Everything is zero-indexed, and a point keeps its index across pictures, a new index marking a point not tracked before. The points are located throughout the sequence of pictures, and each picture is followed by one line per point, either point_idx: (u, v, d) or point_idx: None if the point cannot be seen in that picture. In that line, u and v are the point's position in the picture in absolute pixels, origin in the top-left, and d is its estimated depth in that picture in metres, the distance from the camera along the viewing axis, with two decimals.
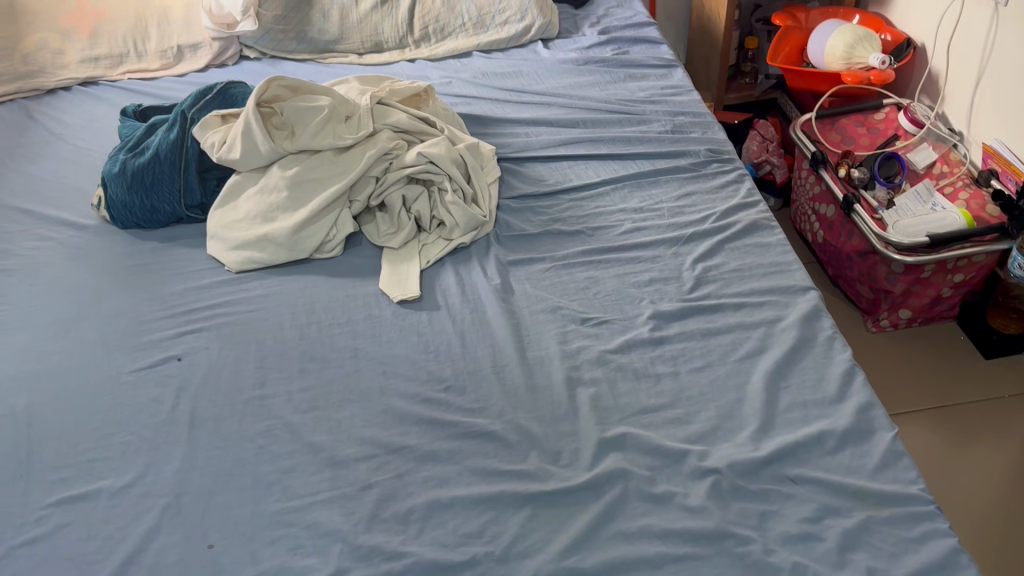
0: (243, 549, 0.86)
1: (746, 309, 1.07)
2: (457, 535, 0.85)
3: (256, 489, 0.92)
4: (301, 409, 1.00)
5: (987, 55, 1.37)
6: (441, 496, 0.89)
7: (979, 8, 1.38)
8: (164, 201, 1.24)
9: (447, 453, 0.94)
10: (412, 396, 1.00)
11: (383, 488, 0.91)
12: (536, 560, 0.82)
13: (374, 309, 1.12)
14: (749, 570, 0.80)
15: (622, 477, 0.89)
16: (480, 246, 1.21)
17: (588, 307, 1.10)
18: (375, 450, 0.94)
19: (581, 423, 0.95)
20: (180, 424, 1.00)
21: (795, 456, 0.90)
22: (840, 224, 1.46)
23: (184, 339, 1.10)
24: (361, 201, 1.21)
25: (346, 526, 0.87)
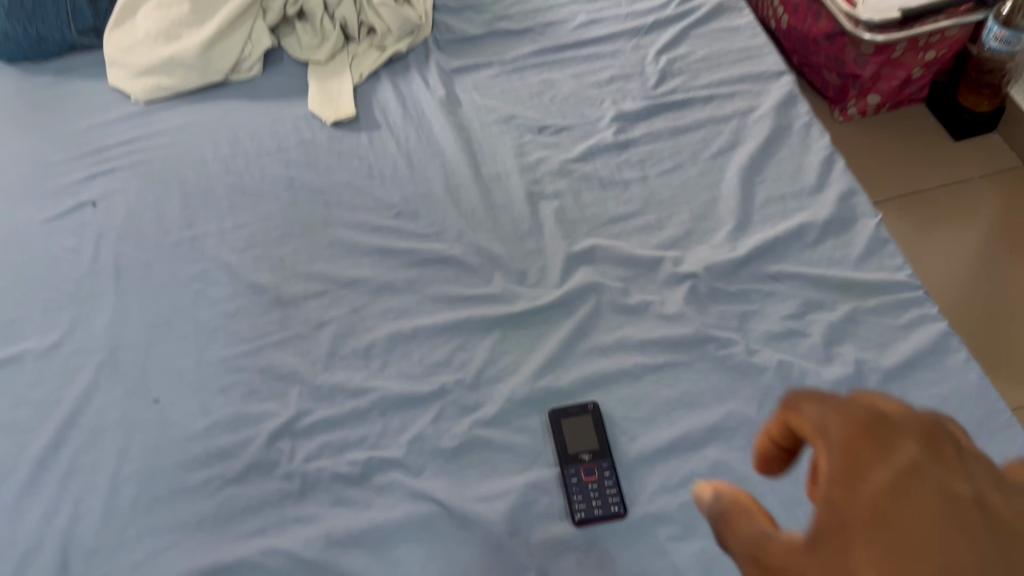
0: (193, 401, 0.80)
1: (717, 101, 0.98)
2: (424, 366, 0.80)
3: (198, 337, 0.84)
4: (238, 248, 0.91)
5: None
6: (403, 328, 0.82)
7: None
8: (51, 27, 1.08)
9: (404, 282, 0.86)
10: (359, 225, 0.91)
11: (339, 325, 0.83)
12: (510, 383, 0.78)
13: (306, 133, 1.00)
14: (733, 373, 0.76)
15: (595, 291, 0.83)
16: (418, 53, 1.08)
17: (545, 113, 1.00)
18: (325, 285, 0.86)
19: (547, 238, 0.88)
20: (104, 275, 0.91)
21: (775, 252, 0.85)
22: (806, 6, 1.34)
23: (96, 182, 0.99)
24: (276, 10, 1.06)
25: (303, 367, 0.81)
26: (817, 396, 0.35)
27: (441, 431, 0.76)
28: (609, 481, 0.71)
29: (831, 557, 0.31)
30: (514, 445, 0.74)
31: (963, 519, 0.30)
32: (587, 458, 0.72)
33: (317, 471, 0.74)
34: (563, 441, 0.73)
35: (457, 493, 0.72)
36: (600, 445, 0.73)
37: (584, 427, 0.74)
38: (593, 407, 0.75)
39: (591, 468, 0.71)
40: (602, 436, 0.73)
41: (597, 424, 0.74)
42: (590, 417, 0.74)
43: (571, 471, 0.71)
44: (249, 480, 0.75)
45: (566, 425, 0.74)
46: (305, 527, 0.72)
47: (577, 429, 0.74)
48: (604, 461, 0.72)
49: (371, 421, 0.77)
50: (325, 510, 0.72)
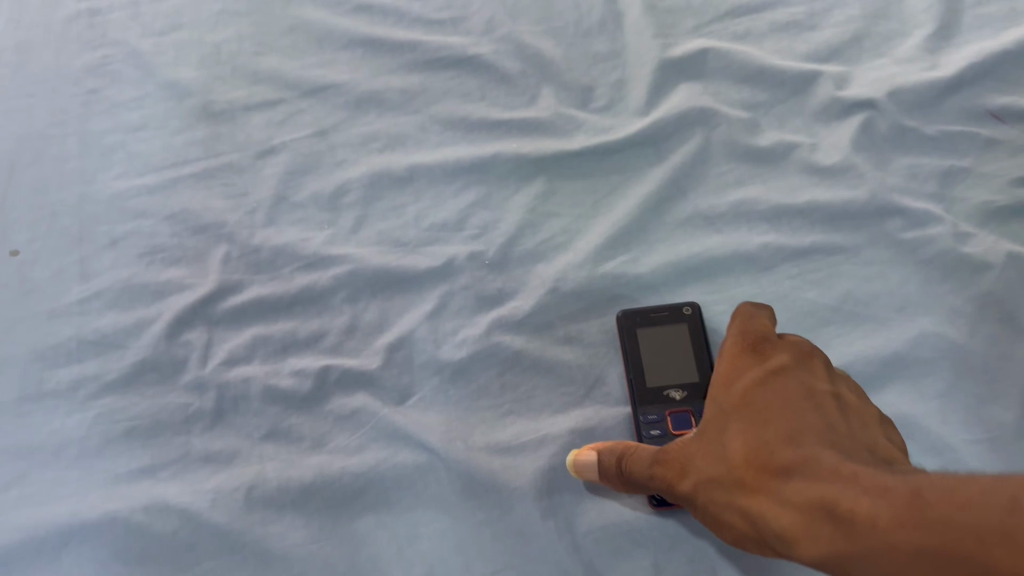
0: (68, 258, 0.52)
1: None
2: (422, 228, 0.51)
3: (86, 161, 0.55)
4: (153, 31, 0.60)
5: None
6: (394, 165, 0.53)
7: None
8: None
9: (399, 94, 0.55)
10: (336, 2, 0.59)
11: (295, 155, 0.54)
12: (558, 263, 0.49)
13: None
14: (928, 271, 0.46)
15: (703, 123, 0.52)
16: None
17: None
18: (279, 93, 0.56)
19: (627, 34, 0.56)
20: None
21: (1001, 73, 0.52)
22: None
23: None
24: None
25: (234, 217, 0.52)
26: (746, 314, 0.42)
27: (441, 333, 0.48)
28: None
29: (713, 431, 0.38)
30: (559, 365, 0.46)
31: (816, 401, 0.36)
32: (678, 399, 0.44)
33: (241, 382, 0.47)
34: (640, 369, 0.45)
35: (460, 436, 0.45)
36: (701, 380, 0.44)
37: (677, 350, 0.45)
38: (695, 315, 0.45)
39: (684, 418, 0.43)
40: (703, 364, 0.45)
41: (698, 344, 0.45)
42: (688, 332, 0.45)
43: (652, 420, 0.43)
44: (139, 390, 0.47)
45: (649, 341, 0.45)
46: (216, 472, 0.45)
47: (664, 351, 0.45)
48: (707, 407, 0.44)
49: (334, 308, 0.49)
50: (250, 446, 0.45)
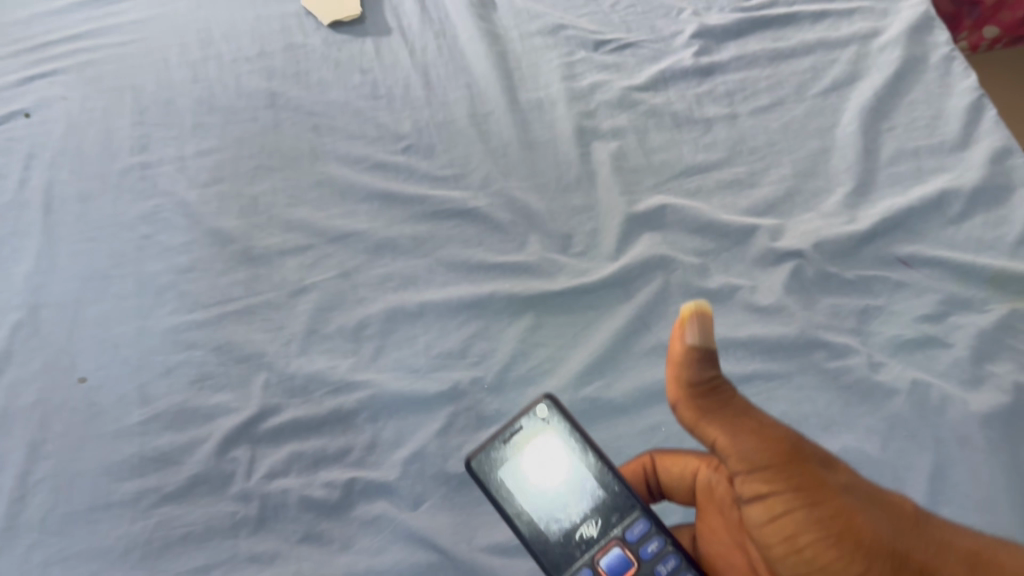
0: (128, 383, 0.61)
1: (829, 21, 0.76)
2: (431, 356, 0.61)
3: (142, 297, 0.65)
4: (199, 183, 0.70)
5: None
6: (406, 302, 0.63)
7: None
8: None
9: (410, 240, 0.66)
10: (357, 161, 0.71)
11: (323, 293, 0.64)
12: (544, 387, 0.59)
13: (297, 38, 0.78)
14: (848, 395, 0.56)
15: (663, 268, 0.63)
16: None
17: (603, 25, 0.77)
18: (308, 239, 0.67)
19: (599, 192, 0.67)
20: (33, 207, 0.71)
21: (905, 227, 0.64)
22: None
23: (32, 87, 0.79)
24: None
25: (272, 347, 0.62)
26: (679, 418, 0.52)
27: (448, 449, 0.57)
28: (663, 561, 0.46)
29: None
30: None
31: None
32: (584, 519, 0.47)
33: (281, 492, 0.56)
34: (519, 497, 0.48)
35: (465, 538, 0.54)
36: (614, 489, 0.48)
37: (558, 455, 0.49)
38: (564, 417, 0.50)
39: (615, 549, 0.47)
40: (599, 469, 0.48)
41: (587, 445, 0.49)
42: (564, 433, 0.49)
43: (574, 562, 0.46)
44: (193, 499, 0.56)
45: (522, 459, 0.49)
46: (260, 570, 0.53)
47: (543, 464, 0.49)
48: (636, 520, 0.47)
49: (357, 428, 0.58)
50: (289, 548, 0.54)
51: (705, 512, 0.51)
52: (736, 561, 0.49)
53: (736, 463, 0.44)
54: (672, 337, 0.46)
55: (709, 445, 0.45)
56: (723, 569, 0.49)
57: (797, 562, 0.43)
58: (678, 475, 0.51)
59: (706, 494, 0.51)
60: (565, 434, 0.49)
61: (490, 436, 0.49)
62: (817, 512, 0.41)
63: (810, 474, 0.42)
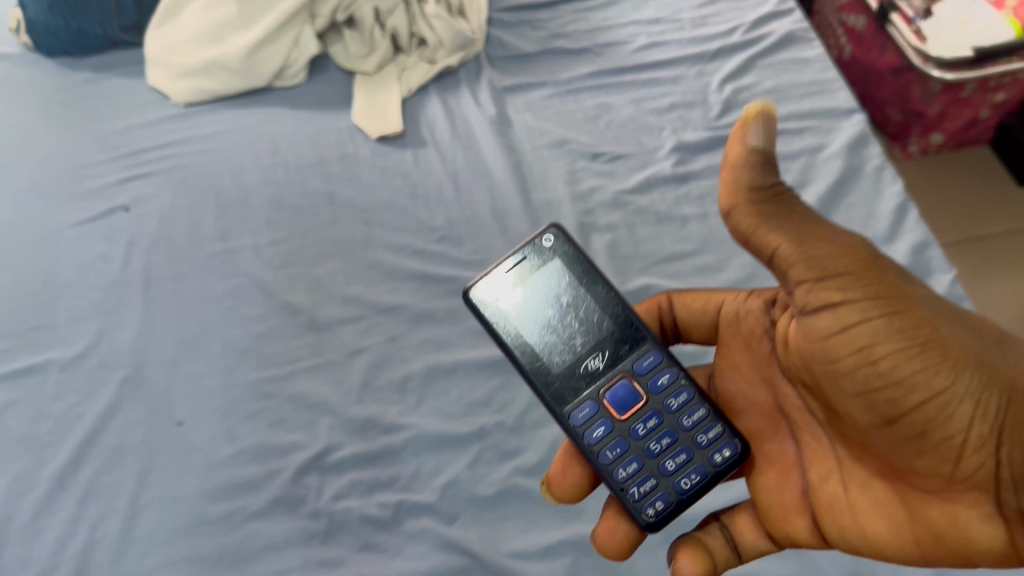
0: (218, 426, 0.76)
1: (784, 137, 0.93)
2: (463, 404, 0.76)
3: (228, 357, 0.80)
4: (272, 266, 0.86)
5: None
6: (442, 361, 0.78)
7: None
8: (92, 22, 1.02)
9: (445, 313, 0.82)
10: (401, 249, 0.87)
11: (375, 354, 0.80)
12: (555, 428, 0.74)
13: (349, 147, 0.95)
14: None
15: None
16: (470, 69, 1.02)
17: (600, 139, 0.94)
18: (362, 312, 0.83)
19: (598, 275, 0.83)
20: (132, 284, 0.86)
21: None
22: (872, 37, 1.28)
23: (129, 186, 0.93)
24: (326, 17, 0.99)
25: (335, 397, 0.77)
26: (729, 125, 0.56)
27: (478, 477, 0.72)
28: (670, 390, 0.57)
29: None
30: None
31: None
32: (587, 344, 0.58)
33: (345, 510, 0.70)
34: (525, 326, 0.58)
35: (491, 546, 0.68)
36: (616, 314, 0.58)
37: (561, 288, 0.59)
38: (565, 249, 0.60)
39: (623, 378, 0.57)
40: (601, 295, 0.59)
41: (586, 275, 0.59)
42: (566, 266, 0.60)
43: (586, 390, 0.57)
44: (273, 517, 0.70)
45: (526, 291, 0.59)
46: (329, 572, 0.67)
47: (545, 296, 0.59)
48: (637, 349, 0.58)
49: (404, 460, 0.73)
50: (351, 554, 0.68)
51: (729, 349, 0.61)
52: (762, 398, 0.58)
53: (806, 272, 0.47)
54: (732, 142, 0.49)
55: (769, 252, 0.49)
56: (744, 407, 0.59)
57: (866, 371, 0.45)
58: (693, 312, 0.64)
59: (733, 331, 0.61)
60: (566, 270, 0.60)
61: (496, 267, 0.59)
62: (898, 322, 0.45)
63: (887, 282, 0.46)
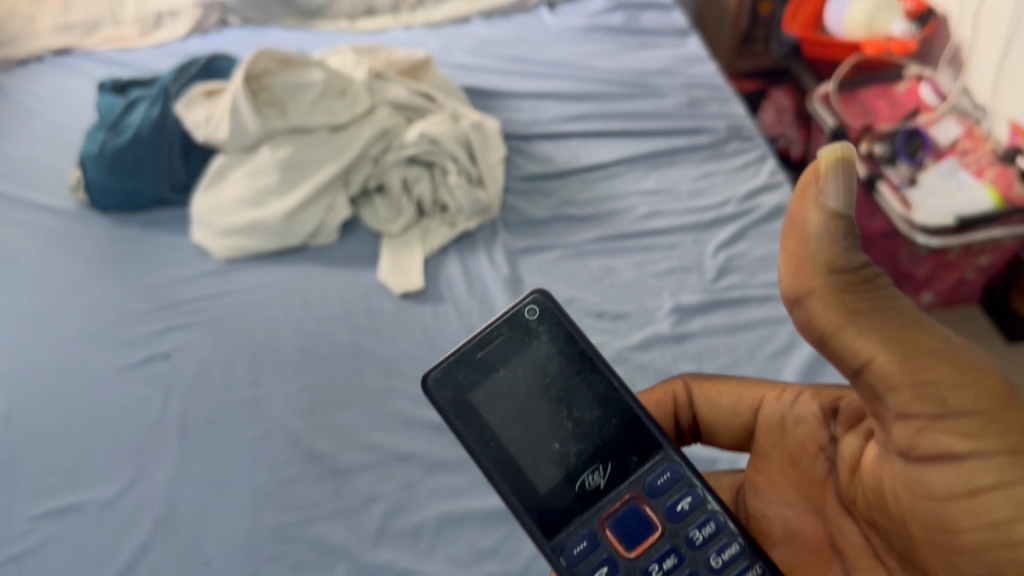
0: (242, 567, 0.81)
1: (774, 302, 1.01)
2: (472, 551, 0.81)
3: (253, 500, 0.85)
4: (299, 412, 0.93)
5: (1010, 40, 1.27)
6: (454, 509, 0.84)
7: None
8: (147, 183, 1.14)
9: (457, 461, 0.88)
10: (418, 398, 0.94)
11: (391, 500, 0.85)
12: None
13: (375, 302, 1.04)
14: None
15: None
16: (487, 232, 1.12)
17: (604, 299, 1.02)
18: (381, 458, 0.88)
19: None
20: (169, 428, 0.92)
21: None
22: (862, 203, 1.37)
23: (171, 335, 1.01)
24: (358, 184, 1.11)
25: (352, 542, 0.82)
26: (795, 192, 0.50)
27: None
28: (692, 517, 0.53)
29: None
30: None
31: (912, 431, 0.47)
32: (579, 444, 0.55)
33: None
34: (505, 419, 0.55)
35: None
36: (612, 411, 0.55)
37: (546, 373, 0.56)
38: (553, 328, 0.56)
39: (632, 500, 0.54)
40: (596, 384, 0.55)
41: (575, 359, 0.56)
42: (553, 346, 0.56)
43: (587, 515, 0.53)
44: None
45: (506, 374, 0.55)
46: None
47: (529, 383, 0.55)
48: (637, 454, 0.55)
49: None
50: None
51: (770, 461, 0.58)
52: (811, 530, 0.54)
53: (918, 406, 0.42)
54: (804, 204, 0.47)
55: (860, 362, 0.44)
56: (784, 532, 0.55)
57: (988, 530, 0.40)
58: (723, 409, 0.62)
59: (774, 440, 0.58)
60: (552, 351, 0.56)
61: (472, 340, 0.55)
62: None
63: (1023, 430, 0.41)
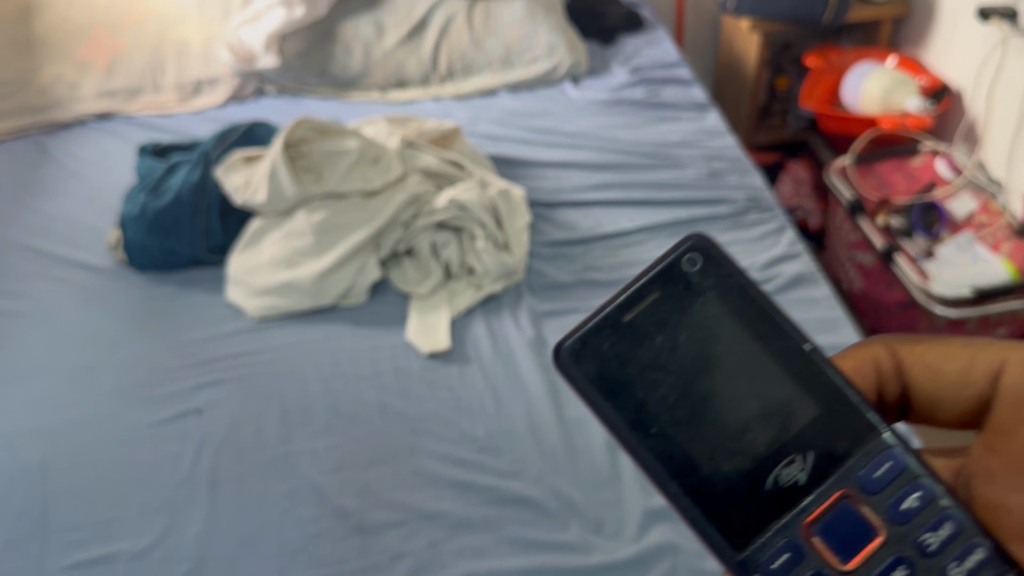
0: None
1: None
2: None
3: (281, 556, 0.86)
4: (327, 468, 0.95)
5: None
6: (479, 568, 0.84)
7: (1014, 73, 1.32)
8: (184, 244, 1.18)
9: (482, 520, 0.89)
10: (444, 457, 0.95)
11: (417, 558, 0.86)
12: None
13: (402, 361, 1.06)
14: None
15: (670, 551, 0.84)
16: (512, 294, 1.15)
17: None
18: (406, 516, 0.89)
19: (625, 490, 0.90)
20: (200, 483, 0.94)
21: None
22: (880, 274, 1.39)
23: (203, 391, 1.04)
24: (389, 247, 1.15)
25: None
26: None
27: None
28: (922, 518, 0.49)
29: None
30: None
31: None
32: (763, 426, 0.54)
33: None
34: (674, 390, 0.54)
35: None
36: (800, 384, 0.53)
37: (717, 341, 0.55)
38: (725, 288, 0.55)
39: (845, 497, 0.51)
40: (780, 350, 0.54)
41: (753, 324, 0.55)
42: (726, 310, 0.55)
43: (788, 521, 0.51)
44: None
45: (669, 340, 0.55)
46: None
47: (700, 350, 0.55)
48: (833, 440, 0.52)
49: None
50: None
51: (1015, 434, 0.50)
52: None
53: None
54: None
55: None
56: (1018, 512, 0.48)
57: None
58: (945, 377, 0.55)
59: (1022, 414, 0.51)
60: (724, 314, 0.55)
61: (626, 302, 0.55)
62: None
63: None
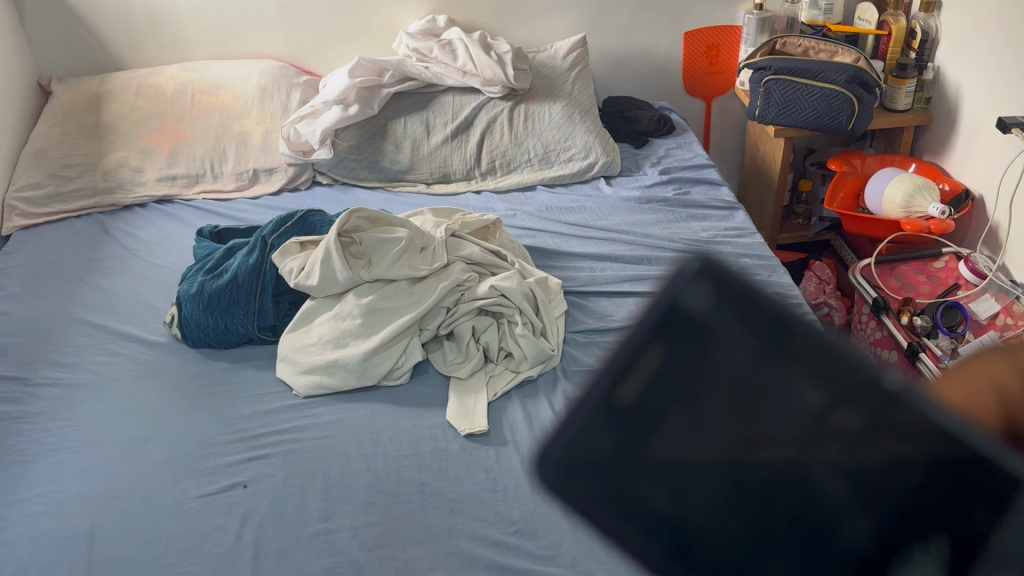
0: None
1: None
2: None
3: None
4: (366, 546, 0.97)
5: None
6: None
7: None
8: (238, 322, 1.24)
9: None
10: (480, 538, 0.97)
11: None
12: None
13: (441, 442, 1.10)
14: None
15: None
16: (547, 379, 1.19)
17: None
18: None
19: None
20: (244, 555, 0.96)
21: None
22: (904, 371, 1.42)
23: (250, 465, 1.07)
24: (431, 331, 1.21)
25: None
26: None
27: None
28: None
29: None
30: None
31: None
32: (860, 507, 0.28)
33: None
34: (687, 470, 0.30)
35: None
36: (901, 438, 0.28)
37: (755, 388, 0.29)
38: (744, 313, 0.30)
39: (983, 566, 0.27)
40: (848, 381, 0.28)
41: (806, 355, 0.29)
42: (751, 345, 0.29)
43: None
44: None
45: (693, 407, 0.30)
46: None
47: (739, 407, 0.29)
48: (944, 501, 0.28)
49: None
50: None
51: None
52: None
53: None
54: None
55: None
56: None
57: None
58: None
59: None
60: (760, 346, 0.29)
61: (607, 367, 0.30)
62: None
63: None
